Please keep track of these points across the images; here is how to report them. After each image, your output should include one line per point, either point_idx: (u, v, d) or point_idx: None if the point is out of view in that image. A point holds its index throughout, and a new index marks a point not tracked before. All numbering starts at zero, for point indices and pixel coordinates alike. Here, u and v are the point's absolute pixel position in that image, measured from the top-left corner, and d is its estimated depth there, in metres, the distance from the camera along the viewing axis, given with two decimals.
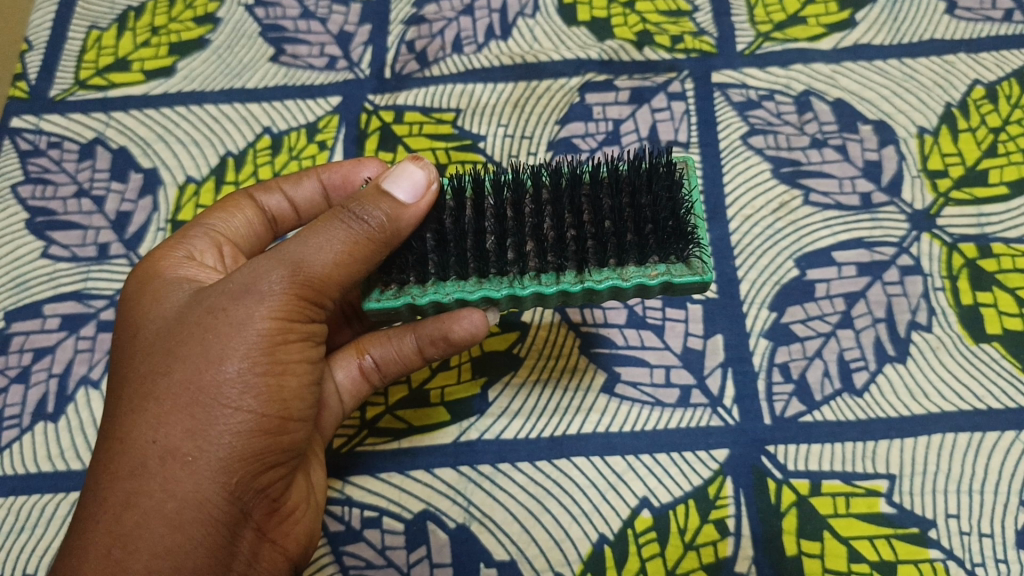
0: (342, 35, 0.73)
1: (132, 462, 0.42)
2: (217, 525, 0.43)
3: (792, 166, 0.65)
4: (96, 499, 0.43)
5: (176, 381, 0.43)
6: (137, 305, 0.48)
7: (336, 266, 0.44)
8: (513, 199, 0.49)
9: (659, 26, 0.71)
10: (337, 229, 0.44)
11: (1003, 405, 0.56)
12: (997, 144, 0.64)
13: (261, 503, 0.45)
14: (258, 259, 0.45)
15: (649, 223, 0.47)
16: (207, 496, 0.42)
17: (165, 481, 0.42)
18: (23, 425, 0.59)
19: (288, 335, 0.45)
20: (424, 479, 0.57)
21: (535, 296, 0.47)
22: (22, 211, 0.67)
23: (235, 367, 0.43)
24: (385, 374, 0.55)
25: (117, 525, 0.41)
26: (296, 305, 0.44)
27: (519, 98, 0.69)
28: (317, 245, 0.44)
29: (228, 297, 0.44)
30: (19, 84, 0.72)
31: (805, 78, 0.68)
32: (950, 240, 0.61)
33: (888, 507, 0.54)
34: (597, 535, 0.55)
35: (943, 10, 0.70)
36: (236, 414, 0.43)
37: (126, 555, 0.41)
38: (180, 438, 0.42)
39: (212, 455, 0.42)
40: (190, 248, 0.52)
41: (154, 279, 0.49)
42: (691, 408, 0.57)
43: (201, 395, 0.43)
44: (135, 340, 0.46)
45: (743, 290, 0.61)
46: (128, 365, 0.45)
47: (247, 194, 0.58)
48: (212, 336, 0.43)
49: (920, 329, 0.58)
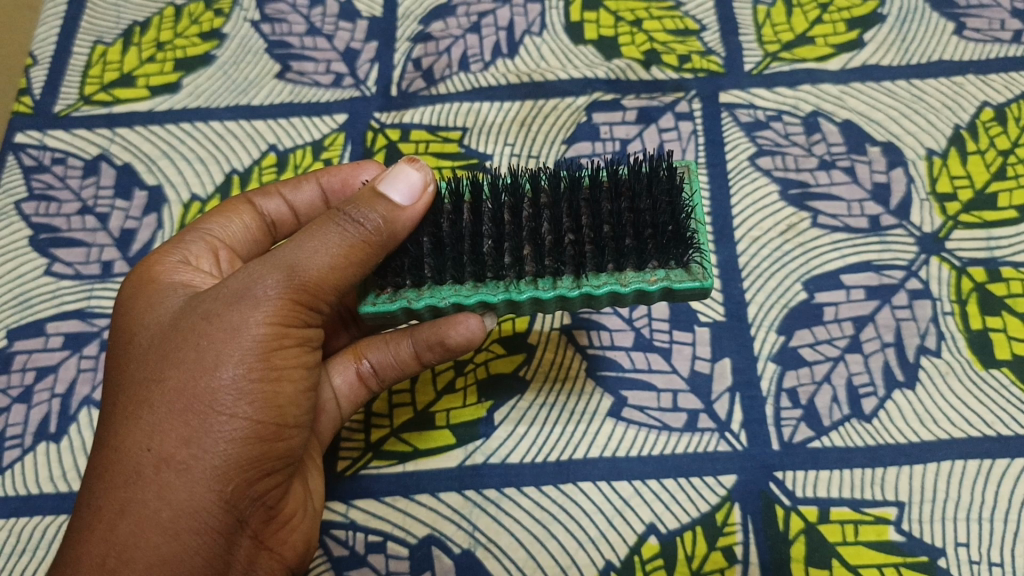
0: (348, 52, 0.72)
1: (127, 470, 0.42)
2: (213, 534, 0.42)
3: (800, 188, 0.64)
4: (91, 509, 0.42)
5: (171, 388, 0.42)
6: (133, 310, 0.47)
7: (332, 270, 0.44)
8: (511, 203, 0.49)
9: (666, 45, 0.71)
10: (332, 233, 0.44)
11: (1013, 431, 0.56)
12: (1005, 166, 0.64)
13: (258, 511, 0.45)
14: (253, 264, 0.44)
15: (649, 227, 0.47)
16: (203, 504, 0.42)
17: (161, 490, 0.41)
18: (25, 445, 0.59)
19: (284, 341, 0.44)
20: (429, 503, 0.56)
21: (533, 301, 0.47)
22: (25, 227, 0.66)
23: (231, 373, 0.42)
24: (382, 379, 0.55)
25: (112, 534, 0.41)
26: (292, 310, 0.44)
27: (526, 117, 0.68)
28: (313, 249, 0.43)
29: (224, 302, 0.44)
30: (23, 99, 0.72)
31: (814, 98, 0.68)
32: (959, 263, 0.61)
33: (897, 534, 0.54)
34: (604, 562, 0.54)
35: (951, 30, 0.69)
36: (232, 421, 0.42)
37: (121, 564, 0.41)
38: (175, 446, 0.42)
39: (208, 463, 0.42)
40: (186, 252, 0.52)
41: (150, 284, 0.48)
42: (698, 433, 0.57)
43: (197, 403, 0.42)
44: (130, 345, 0.46)
45: (751, 313, 0.60)
46: (124, 371, 0.45)
47: (246, 199, 0.57)
48: (207, 341, 0.43)
49: (930, 354, 0.58)
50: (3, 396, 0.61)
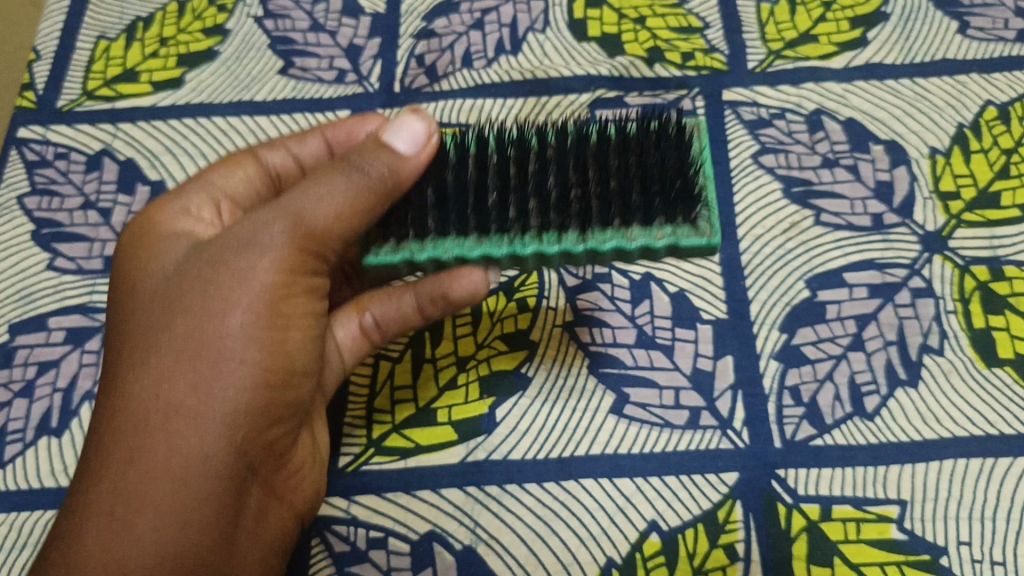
0: (352, 48, 0.72)
1: (133, 418, 0.41)
2: (223, 482, 0.42)
3: (802, 186, 0.64)
4: (96, 458, 0.42)
5: (178, 335, 0.42)
6: (135, 260, 0.47)
7: (339, 217, 0.43)
8: (518, 156, 0.49)
9: (670, 42, 0.71)
10: (338, 179, 0.44)
11: (1015, 430, 0.56)
12: (1009, 165, 0.64)
13: (267, 460, 0.45)
14: (259, 211, 0.44)
15: (657, 183, 0.47)
16: (211, 452, 0.42)
17: (170, 438, 0.41)
18: (27, 439, 0.59)
19: (292, 289, 0.44)
20: (430, 499, 0.56)
21: (537, 257, 0.47)
22: (28, 222, 0.66)
23: (239, 320, 0.43)
24: (385, 333, 0.56)
25: (121, 483, 0.41)
26: (299, 258, 0.44)
27: (529, 114, 0.68)
28: (319, 196, 0.43)
29: (230, 249, 0.44)
30: (26, 94, 0.72)
31: (817, 96, 0.68)
32: (962, 262, 0.61)
33: (899, 533, 0.54)
34: (606, 559, 0.54)
35: (955, 29, 0.69)
36: (241, 368, 0.42)
37: (132, 512, 0.40)
38: (184, 393, 0.42)
39: (216, 410, 0.42)
40: (186, 203, 0.51)
41: (152, 235, 0.48)
42: (701, 430, 0.57)
43: (204, 349, 0.42)
44: (132, 294, 0.46)
45: (753, 311, 0.60)
46: (128, 325, 0.45)
47: (249, 151, 0.56)
48: (213, 289, 0.43)
49: (932, 353, 0.58)
50: (4, 390, 0.61)
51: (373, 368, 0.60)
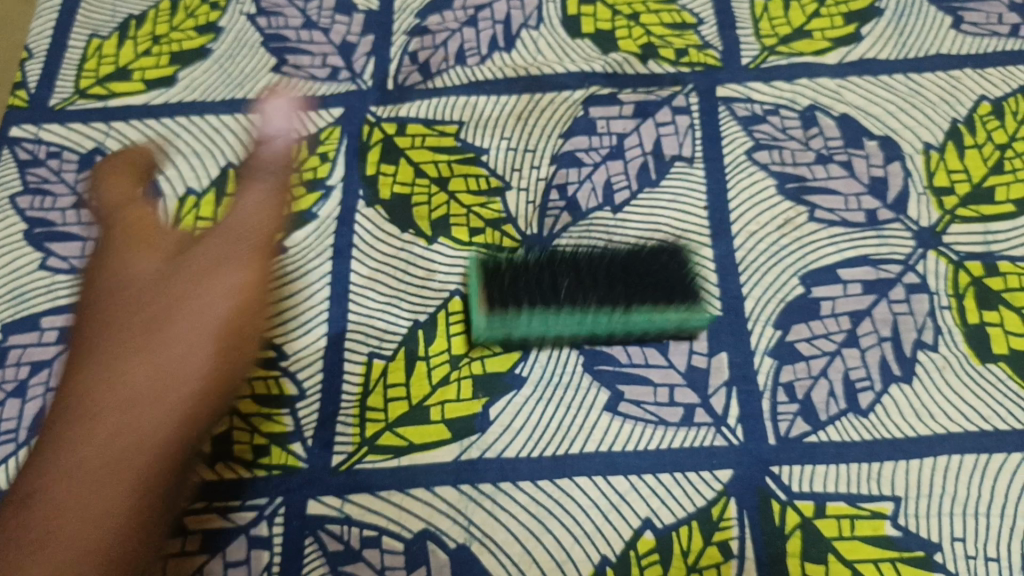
0: (345, 46, 0.72)
1: (102, 404, 0.45)
2: (142, 495, 0.44)
3: (796, 182, 0.64)
4: (63, 437, 0.45)
5: (140, 321, 0.48)
6: (106, 248, 0.52)
7: (265, 218, 0.53)
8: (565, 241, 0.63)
9: (664, 38, 0.71)
10: (265, 186, 0.54)
11: (1009, 426, 0.56)
12: (1003, 160, 0.64)
13: (182, 484, 0.48)
14: (218, 238, 0.52)
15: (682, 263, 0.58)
16: (149, 442, 0.44)
17: (120, 429, 0.44)
18: (20, 439, 0.59)
19: (251, 309, 0.50)
20: (424, 497, 0.56)
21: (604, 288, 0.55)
22: (21, 221, 0.66)
23: (220, 318, 0.48)
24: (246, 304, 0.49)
25: (67, 464, 0.44)
26: (261, 268, 0.51)
27: (522, 111, 0.68)
28: (258, 205, 0.53)
29: (204, 263, 0.50)
30: (19, 93, 0.71)
31: (811, 92, 0.67)
32: (956, 257, 0.60)
33: (894, 529, 0.53)
34: (600, 556, 0.54)
35: (949, 24, 0.69)
36: (195, 378, 0.47)
37: (60, 493, 0.43)
38: (147, 395, 0.45)
39: (155, 425, 0.45)
40: (113, 193, 0.55)
41: (123, 215, 0.53)
42: (695, 428, 0.57)
43: (150, 342, 0.47)
44: (106, 284, 0.50)
45: (747, 308, 0.60)
46: (87, 351, 0.48)
47: (131, 155, 0.61)
48: (188, 290, 0.49)
49: (926, 348, 0.58)
50: None
51: (366, 367, 0.59)
